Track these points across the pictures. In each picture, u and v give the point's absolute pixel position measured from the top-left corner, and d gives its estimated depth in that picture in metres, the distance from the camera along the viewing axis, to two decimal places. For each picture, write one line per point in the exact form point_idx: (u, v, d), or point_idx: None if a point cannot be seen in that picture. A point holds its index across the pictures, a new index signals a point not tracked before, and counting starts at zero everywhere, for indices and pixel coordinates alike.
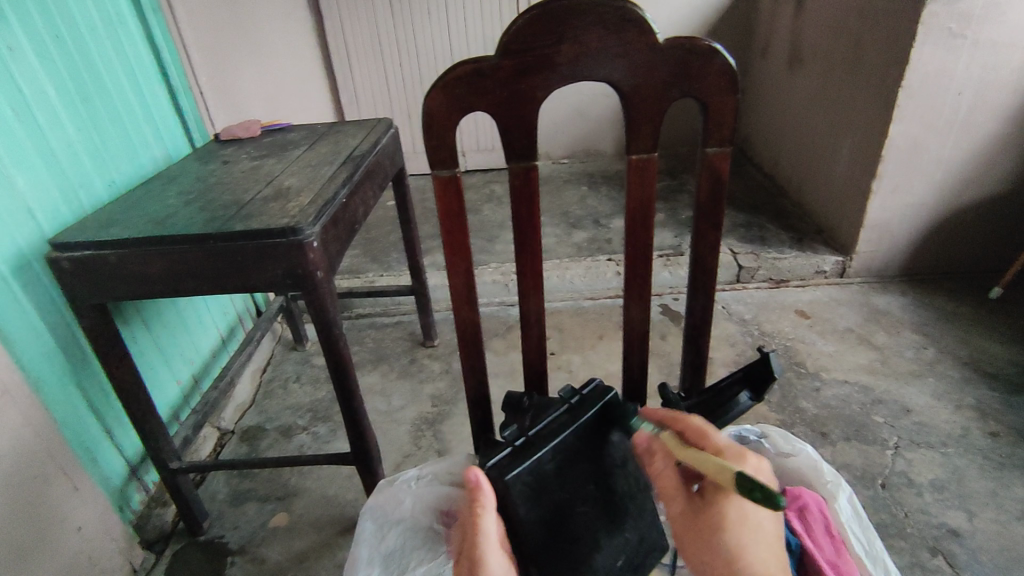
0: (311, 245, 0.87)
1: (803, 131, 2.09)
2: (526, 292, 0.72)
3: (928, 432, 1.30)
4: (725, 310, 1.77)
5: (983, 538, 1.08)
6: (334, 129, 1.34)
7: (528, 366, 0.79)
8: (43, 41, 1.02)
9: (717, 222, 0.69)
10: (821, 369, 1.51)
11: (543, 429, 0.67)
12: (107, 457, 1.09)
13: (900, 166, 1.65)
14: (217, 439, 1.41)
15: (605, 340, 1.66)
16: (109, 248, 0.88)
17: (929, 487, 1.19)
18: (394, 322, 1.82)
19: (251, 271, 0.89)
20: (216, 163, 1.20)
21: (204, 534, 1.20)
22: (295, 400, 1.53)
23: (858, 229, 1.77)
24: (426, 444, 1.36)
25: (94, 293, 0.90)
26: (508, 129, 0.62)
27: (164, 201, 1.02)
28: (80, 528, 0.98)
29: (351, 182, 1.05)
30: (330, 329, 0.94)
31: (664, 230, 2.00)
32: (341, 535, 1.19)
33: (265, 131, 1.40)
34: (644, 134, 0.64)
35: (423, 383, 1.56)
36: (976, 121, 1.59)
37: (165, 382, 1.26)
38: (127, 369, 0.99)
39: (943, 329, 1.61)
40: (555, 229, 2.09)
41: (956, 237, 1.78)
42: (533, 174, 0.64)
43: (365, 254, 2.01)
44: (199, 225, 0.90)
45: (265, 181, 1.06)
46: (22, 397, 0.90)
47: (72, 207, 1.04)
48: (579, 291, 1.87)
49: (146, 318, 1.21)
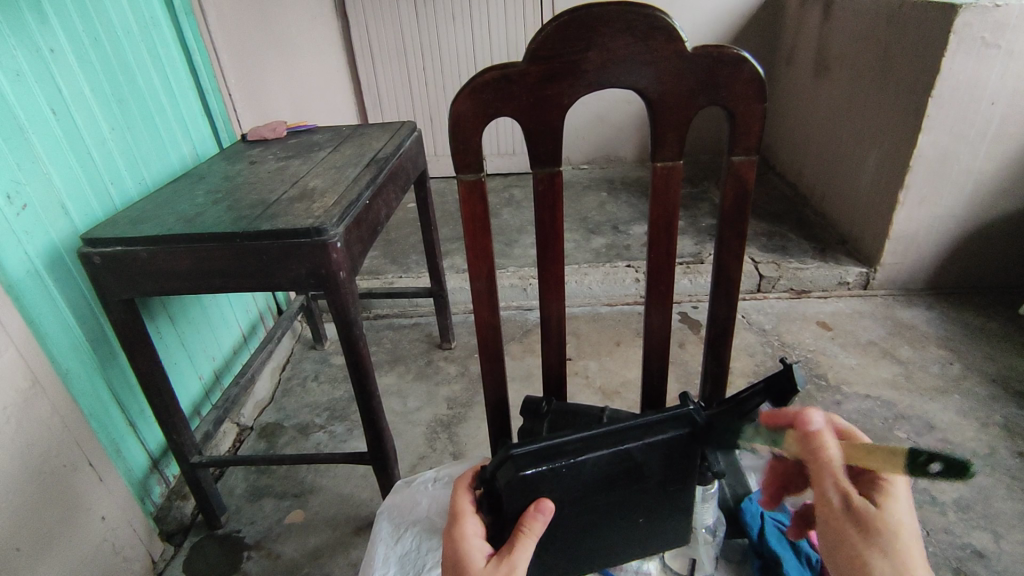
0: (335, 246, 0.88)
1: (828, 141, 2.06)
2: (547, 297, 0.72)
3: (952, 449, 1.28)
4: (745, 320, 1.75)
5: (1009, 560, 1.06)
6: (358, 131, 1.36)
7: (548, 370, 0.79)
8: (80, 41, 1.05)
9: (742, 231, 0.69)
10: (842, 382, 1.48)
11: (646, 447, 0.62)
12: (130, 448, 1.11)
13: (930, 177, 1.63)
14: (236, 434, 1.43)
15: (623, 347, 1.65)
16: (138, 244, 0.89)
17: (953, 506, 1.16)
18: (412, 324, 1.83)
19: (275, 270, 0.90)
20: (243, 163, 1.22)
21: (222, 528, 1.22)
22: (313, 398, 1.55)
23: (884, 240, 1.74)
24: (441, 446, 1.37)
25: (124, 287, 0.92)
26: (533, 134, 0.62)
27: (193, 199, 1.04)
28: (103, 518, 1.00)
29: (375, 184, 1.07)
30: (350, 328, 0.95)
31: (685, 237, 1.99)
32: (356, 534, 1.19)
33: (291, 132, 1.42)
34: (670, 142, 0.64)
35: (440, 385, 1.56)
36: (1008, 134, 1.56)
37: (187, 377, 1.28)
38: (153, 363, 1.01)
39: (970, 345, 1.58)
40: (575, 234, 2.09)
41: (984, 251, 1.75)
42: (558, 180, 0.65)
43: (385, 255, 2.03)
44: (226, 224, 0.91)
45: (290, 182, 1.08)
46: (52, 388, 0.92)
47: (105, 203, 1.07)
48: (597, 296, 1.87)
49: (171, 314, 1.23)
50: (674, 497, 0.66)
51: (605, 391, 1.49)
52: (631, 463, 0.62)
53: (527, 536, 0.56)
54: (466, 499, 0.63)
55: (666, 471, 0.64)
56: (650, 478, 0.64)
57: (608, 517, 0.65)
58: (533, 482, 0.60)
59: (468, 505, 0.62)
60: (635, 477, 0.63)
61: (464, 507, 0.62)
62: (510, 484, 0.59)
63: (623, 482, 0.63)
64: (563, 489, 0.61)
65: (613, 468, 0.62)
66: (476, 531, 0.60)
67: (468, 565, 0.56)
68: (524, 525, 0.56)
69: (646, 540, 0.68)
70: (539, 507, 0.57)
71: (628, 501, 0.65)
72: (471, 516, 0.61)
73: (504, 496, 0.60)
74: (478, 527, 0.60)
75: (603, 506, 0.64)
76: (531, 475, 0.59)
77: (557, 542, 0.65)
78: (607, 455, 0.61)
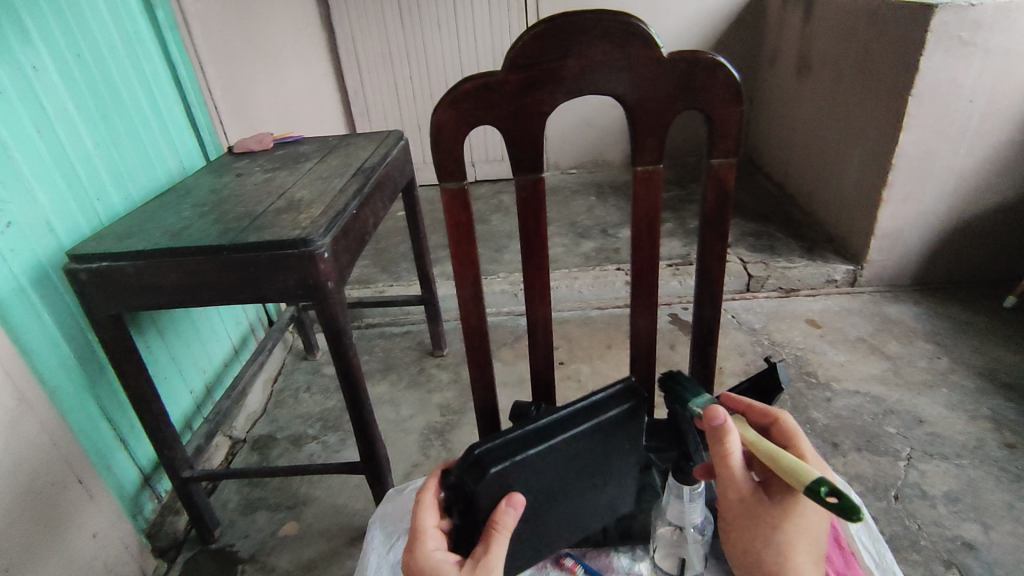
0: (322, 256, 0.89)
1: (813, 141, 2.08)
2: (533, 302, 0.73)
3: (941, 443, 1.29)
4: (734, 319, 1.76)
5: (998, 551, 1.07)
6: (345, 141, 1.36)
7: (536, 375, 0.79)
8: (63, 57, 1.05)
9: (724, 231, 0.70)
10: (832, 379, 1.50)
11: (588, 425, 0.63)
12: (120, 464, 1.10)
13: (912, 174, 1.65)
14: (228, 447, 1.42)
15: (614, 350, 1.66)
16: (124, 259, 0.89)
17: (943, 498, 1.17)
18: (404, 332, 1.83)
19: (263, 282, 0.90)
20: (230, 176, 1.22)
21: (215, 542, 1.21)
22: (306, 409, 1.55)
23: (870, 237, 1.76)
24: (435, 453, 1.37)
25: (109, 303, 0.92)
26: (515, 141, 0.62)
27: (179, 212, 1.04)
28: (93, 535, 0.99)
29: (362, 194, 1.07)
30: (340, 338, 0.95)
31: (674, 239, 2.00)
32: (351, 544, 1.19)
33: (278, 144, 1.43)
34: (650, 146, 0.65)
35: (433, 393, 1.56)
36: (986, 130, 1.59)
37: (177, 392, 1.27)
38: (140, 377, 1.00)
39: (956, 338, 1.60)
40: (565, 239, 2.09)
41: (967, 245, 1.77)
42: (540, 186, 0.65)
43: (376, 264, 2.03)
44: (213, 237, 0.92)
45: (277, 194, 1.08)
46: (40, 405, 0.91)
47: (91, 220, 1.07)
48: (588, 300, 1.87)
49: (160, 327, 1.23)
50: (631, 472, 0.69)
51: None
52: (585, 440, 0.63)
53: (501, 533, 0.56)
54: (427, 512, 0.61)
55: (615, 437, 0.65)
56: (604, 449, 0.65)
57: (575, 492, 0.66)
58: (507, 481, 0.59)
59: (427, 518, 0.61)
60: (590, 449, 0.64)
61: (426, 523, 0.60)
62: (481, 483, 0.57)
63: (582, 456, 0.64)
64: (531, 477, 0.61)
65: (578, 447, 0.63)
66: (439, 545, 0.59)
67: None
68: (498, 520, 0.56)
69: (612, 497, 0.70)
70: (507, 501, 0.57)
71: (590, 470, 0.66)
72: (431, 532, 0.60)
73: (477, 498, 0.58)
74: (440, 541, 0.60)
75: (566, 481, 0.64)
76: (501, 470, 0.58)
77: (538, 526, 0.65)
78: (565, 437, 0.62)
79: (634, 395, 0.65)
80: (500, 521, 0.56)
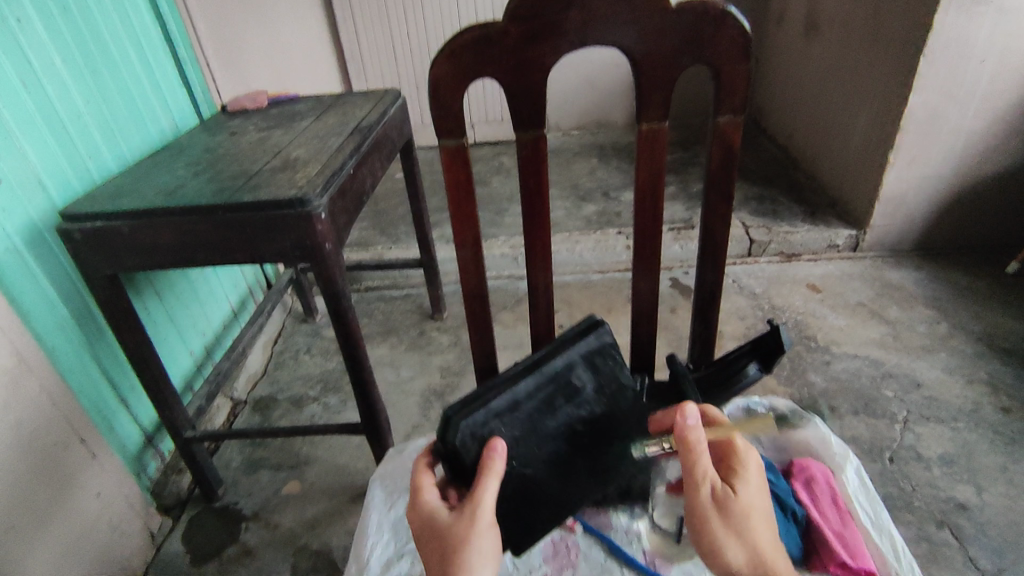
0: (320, 217, 0.87)
1: (820, 102, 2.03)
2: (534, 265, 0.72)
3: (938, 406, 1.30)
4: (735, 284, 1.76)
5: (990, 512, 1.09)
6: (341, 100, 1.33)
7: (536, 337, 0.79)
8: (48, 10, 1.01)
9: (728, 193, 0.68)
10: (831, 343, 1.50)
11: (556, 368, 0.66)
12: (123, 424, 1.11)
13: (920, 137, 1.61)
14: (230, 408, 1.43)
15: (614, 314, 1.66)
16: (119, 219, 0.88)
17: (937, 461, 1.19)
18: (403, 295, 1.82)
19: (260, 243, 0.89)
20: (224, 135, 1.20)
21: (219, 500, 1.23)
22: (306, 371, 1.55)
23: (874, 201, 1.73)
24: (436, 415, 1.38)
25: (106, 264, 0.91)
26: (516, 97, 0.60)
27: (174, 172, 1.02)
28: (98, 494, 1.01)
29: (359, 153, 1.05)
30: (339, 300, 0.94)
31: (676, 202, 1.98)
32: (353, 503, 1.21)
33: (272, 102, 1.39)
34: (655, 103, 0.62)
35: (432, 355, 1.57)
36: (998, 92, 1.55)
37: (177, 353, 1.27)
38: (139, 339, 1.00)
39: (958, 304, 1.59)
40: (565, 202, 2.07)
41: (973, 209, 1.74)
42: (542, 144, 0.63)
43: (374, 226, 2.01)
44: (208, 196, 0.90)
45: (273, 153, 1.05)
46: (39, 366, 0.91)
47: (83, 179, 1.05)
48: (588, 264, 1.86)
49: (158, 289, 1.22)
50: (627, 421, 0.69)
51: None
52: (557, 381, 0.66)
53: (488, 477, 0.57)
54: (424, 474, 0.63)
55: (591, 378, 0.67)
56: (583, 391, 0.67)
57: (576, 444, 0.67)
58: (484, 426, 0.63)
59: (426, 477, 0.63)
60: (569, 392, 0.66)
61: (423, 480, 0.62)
62: (458, 433, 0.62)
63: (562, 399, 0.66)
64: (512, 424, 0.64)
65: (551, 389, 0.66)
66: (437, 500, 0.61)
67: (441, 525, 0.58)
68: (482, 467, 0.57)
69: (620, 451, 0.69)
70: (492, 449, 0.58)
71: (580, 418, 0.67)
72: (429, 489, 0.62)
73: (461, 450, 0.62)
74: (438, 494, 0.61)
75: (556, 430, 0.66)
76: (474, 420, 0.62)
77: (541, 481, 0.66)
78: (534, 382, 0.65)
79: (596, 334, 0.68)
80: (488, 466, 0.57)
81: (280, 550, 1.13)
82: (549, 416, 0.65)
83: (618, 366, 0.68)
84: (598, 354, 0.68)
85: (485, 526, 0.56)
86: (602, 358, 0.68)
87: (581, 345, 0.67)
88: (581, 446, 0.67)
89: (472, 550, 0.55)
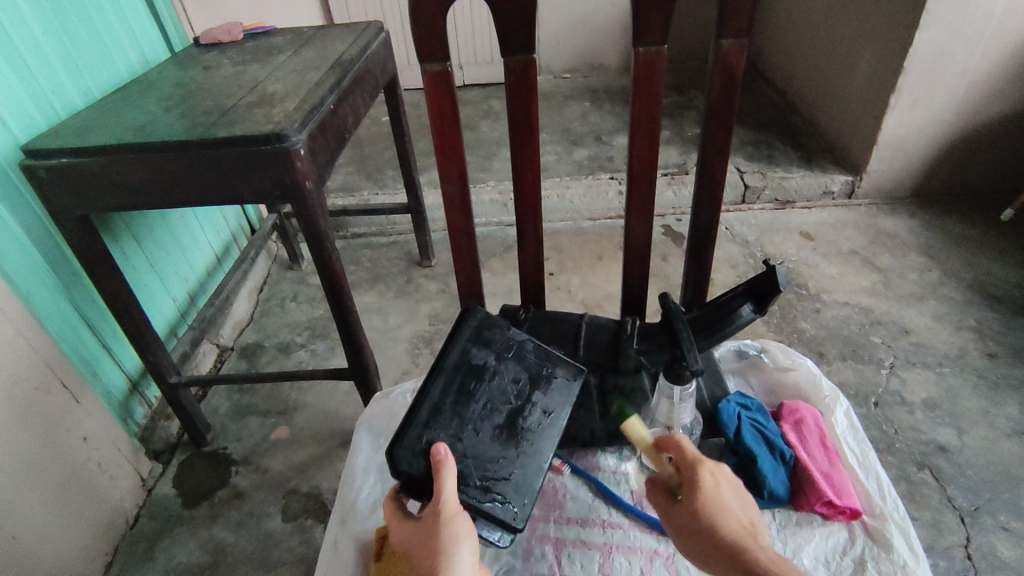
0: (299, 153, 0.83)
1: (819, 42, 1.96)
2: (523, 202, 0.69)
3: (925, 352, 1.31)
4: (728, 232, 1.73)
5: (970, 454, 1.11)
6: (321, 32, 1.26)
7: (526, 278, 0.77)
8: None
9: (728, 125, 0.65)
10: (822, 290, 1.49)
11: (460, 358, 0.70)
12: (106, 370, 1.09)
13: (923, 78, 1.57)
14: (216, 355, 1.42)
15: (605, 261, 1.63)
16: (87, 156, 0.83)
17: (922, 405, 1.20)
18: (390, 242, 1.78)
19: (237, 182, 0.85)
20: (196, 69, 1.13)
21: (208, 445, 1.23)
22: (293, 318, 1.53)
23: (872, 146, 1.70)
24: (424, 361, 1.37)
25: (76, 204, 0.87)
26: (504, 16, 0.56)
27: (143, 107, 0.97)
28: (84, 439, 1.00)
29: (339, 88, 0.99)
30: (322, 242, 0.91)
31: (670, 148, 1.93)
32: (343, 447, 1.22)
33: (248, 35, 1.31)
34: (654, 25, 0.59)
35: (421, 302, 1.55)
36: (1006, 31, 1.50)
37: (159, 298, 1.24)
38: (117, 283, 0.96)
39: (950, 252, 1.58)
40: (557, 147, 2.01)
41: (971, 155, 1.71)
42: (532, 70, 0.59)
43: (360, 171, 1.95)
44: (180, 132, 0.85)
45: (248, 87, 1.00)
46: (13, 310, 0.88)
47: (48, 114, 0.99)
48: (580, 211, 1.82)
49: (136, 232, 1.18)
50: (540, 367, 0.72)
51: (587, 305, 1.49)
52: (464, 367, 0.69)
53: (444, 474, 0.58)
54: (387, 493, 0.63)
55: (487, 352, 0.71)
56: (485, 365, 0.70)
57: (513, 415, 0.68)
58: (421, 437, 0.65)
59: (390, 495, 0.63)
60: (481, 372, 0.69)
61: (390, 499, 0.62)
62: (400, 455, 0.64)
63: (475, 380, 0.69)
64: (440, 418, 0.67)
65: (462, 377, 0.69)
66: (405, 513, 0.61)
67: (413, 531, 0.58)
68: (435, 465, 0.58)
69: (559, 405, 0.70)
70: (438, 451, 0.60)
71: (505, 391, 0.69)
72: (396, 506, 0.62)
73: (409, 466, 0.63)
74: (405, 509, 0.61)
75: (484, 407, 0.68)
76: (407, 435, 0.65)
77: (501, 459, 0.66)
78: (441, 378, 0.68)
79: (472, 315, 0.72)
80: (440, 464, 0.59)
81: (271, 493, 1.14)
82: (470, 400, 0.68)
83: (503, 329, 0.72)
84: (483, 331, 0.72)
85: (454, 516, 0.57)
86: (490, 336, 0.72)
87: (462, 329, 0.72)
88: (517, 408, 0.69)
89: (449, 539, 0.55)
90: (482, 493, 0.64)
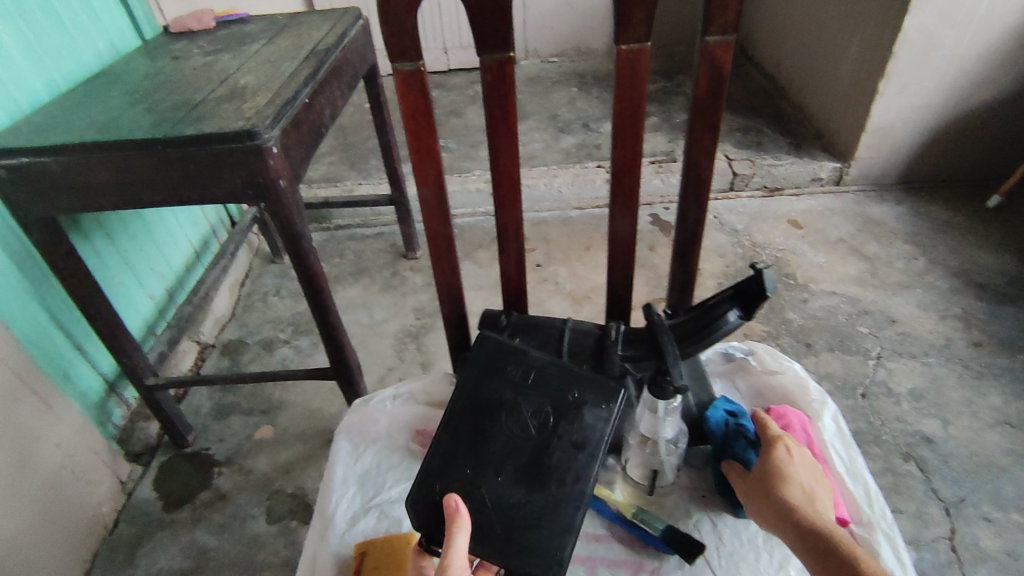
0: (271, 151, 0.80)
1: (809, 26, 1.93)
2: (503, 204, 0.67)
3: (912, 342, 1.31)
4: (716, 220, 1.71)
5: (955, 444, 1.11)
6: (297, 20, 1.21)
7: (507, 281, 0.75)
8: None
9: (715, 123, 0.63)
10: (810, 280, 1.48)
11: (470, 393, 0.64)
12: (80, 373, 1.06)
13: (912, 64, 1.55)
14: (197, 352, 1.39)
15: (593, 252, 1.61)
16: (47, 155, 0.80)
17: (908, 396, 1.20)
18: (375, 233, 1.75)
19: (207, 182, 0.82)
20: (166, 59, 1.08)
21: (190, 446, 1.21)
22: (275, 313, 1.50)
23: (861, 133, 1.68)
24: (410, 357, 1.35)
25: (38, 205, 0.83)
26: (478, 11, 0.53)
27: (108, 101, 0.92)
28: (58, 445, 0.97)
29: (315, 80, 0.96)
30: (298, 243, 0.88)
31: (657, 134, 1.90)
32: (328, 446, 1.20)
33: (220, 22, 1.26)
34: (637, 20, 0.56)
35: (406, 296, 1.53)
36: (996, 15, 1.48)
37: (134, 297, 1.21)
38: (88, 286, 0.93)
39: (937, 239, 1.58)
40: (543, 134, 1.98)
41: (959, 141, 1.70)
42: (509, 67, 0.57)
43: (342, 161, 1.91)
44: (146, 129, 0.82)
45: (219, 80, 0.96)
46: None
47: (9, 110, 0.94)
48: (567, 200, 1.80)
49: (108, 229, 1.14)
50: (565, 395, 0.63)
51: (574, 297, 1.47)
52: (475, 404, 0.64)
53: (456, 530, 0.55)
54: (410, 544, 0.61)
55: (502, 385, 0.64)
56: (500, 400, 0.63)
57: (537, 453, 0.61)
58: (432, 488, 0.61)
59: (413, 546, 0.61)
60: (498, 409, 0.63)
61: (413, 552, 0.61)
62: (417, 508, 0.61)
63: (489, 418, 0.63)
64: (452, 465, 0.62)
65: (474, 414, 0.63)
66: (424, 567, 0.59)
67: None
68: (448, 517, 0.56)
69: (586, 435, 0.61)
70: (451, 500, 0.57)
71: (526, 426, 0.62)
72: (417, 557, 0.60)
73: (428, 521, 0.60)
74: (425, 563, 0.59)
75: (503, 448, 0.62)
76: (419, 487, 0.62)
77: (525, 502, 0.60)
78: (451, 419, 0.64)
79: (481, 345, 0.66)
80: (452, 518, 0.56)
81: (255, 494, 1.12)
82: (485, 441, 0.62)
83: (517, 355, 0.65)
84: (495, 362, 0.65)
85: None
86: (502, 362, 0.65)
87: (472, 364, 0.66)
88: (541, 445, 0.62)
89: None
90: (506, 543, 0.58)
